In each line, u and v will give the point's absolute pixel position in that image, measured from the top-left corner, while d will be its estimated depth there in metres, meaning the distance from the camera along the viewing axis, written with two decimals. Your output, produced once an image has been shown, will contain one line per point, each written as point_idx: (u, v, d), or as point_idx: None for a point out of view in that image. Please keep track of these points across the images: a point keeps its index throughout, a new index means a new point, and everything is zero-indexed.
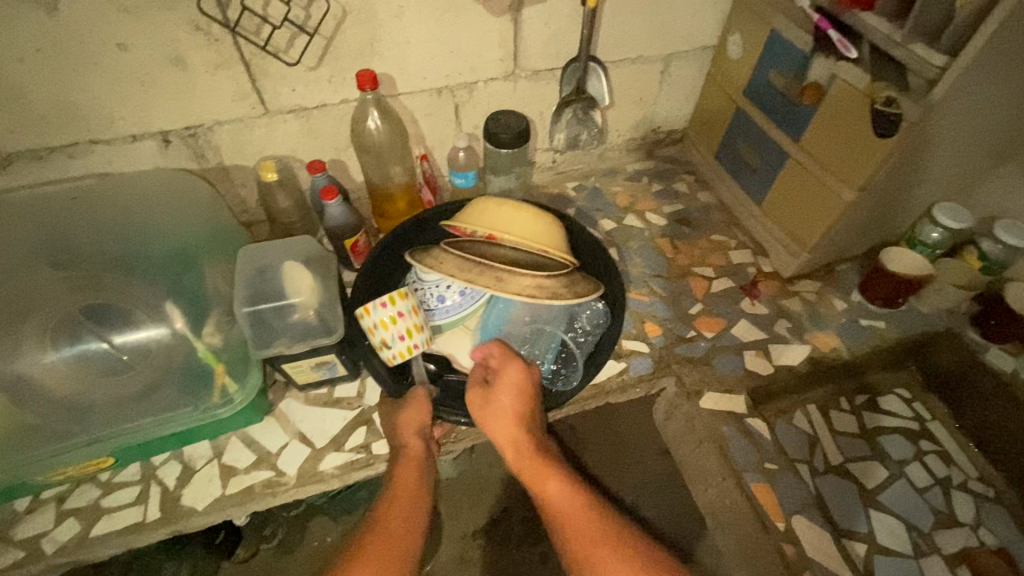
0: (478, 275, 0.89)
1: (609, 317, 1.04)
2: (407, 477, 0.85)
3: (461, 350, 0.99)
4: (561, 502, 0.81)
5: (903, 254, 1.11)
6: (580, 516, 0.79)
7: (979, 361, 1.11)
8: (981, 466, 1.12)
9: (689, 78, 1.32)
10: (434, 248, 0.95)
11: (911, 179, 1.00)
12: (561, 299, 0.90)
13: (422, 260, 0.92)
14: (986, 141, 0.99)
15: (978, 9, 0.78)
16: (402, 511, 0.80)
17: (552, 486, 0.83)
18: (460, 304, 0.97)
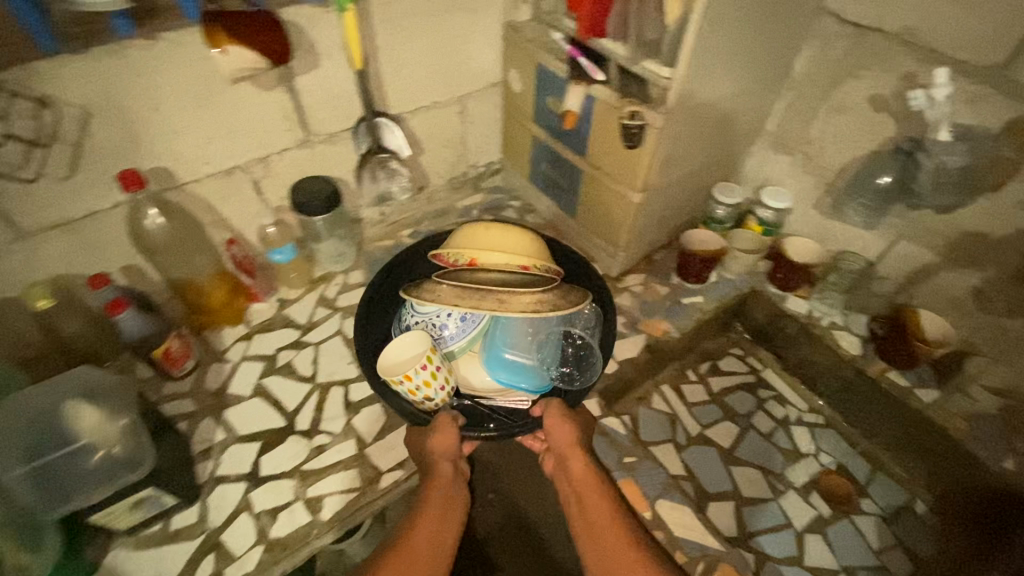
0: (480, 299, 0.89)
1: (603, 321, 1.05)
2: (431, 508, 0.85)
3: (473, 375, 0.98)
4: (599, 523, 0.85)
5: (700, 234, 1.27)
6: (612, 541, 0.82)
7: (785, 311, 1.24)
8: (809, 397, 1.27)
9: (488, 113, 1.39)
10: (426, 282, 0.94)
11: (681, 171, 1.14)
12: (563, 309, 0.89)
13: (419, 293, 0.91)
14: (731, 127, 1.15)
15: (679, 26, 0.90)
16: (427, 535, 0.82)
17: (599, 512, 0.86)
18: (462, 331, 0.97)
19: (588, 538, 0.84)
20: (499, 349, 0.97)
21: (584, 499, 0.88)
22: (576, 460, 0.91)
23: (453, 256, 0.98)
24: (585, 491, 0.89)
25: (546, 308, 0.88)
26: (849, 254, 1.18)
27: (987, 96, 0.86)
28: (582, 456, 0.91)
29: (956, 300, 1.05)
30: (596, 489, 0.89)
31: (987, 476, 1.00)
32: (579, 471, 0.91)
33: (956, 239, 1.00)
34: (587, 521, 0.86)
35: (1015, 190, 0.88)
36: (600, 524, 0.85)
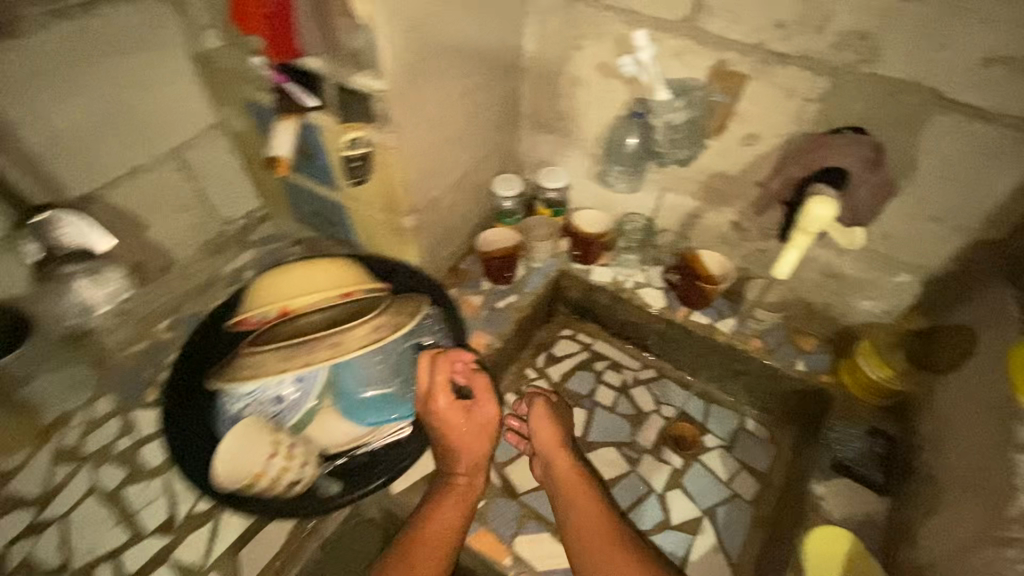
0: (309, 354, 0.82)
1: (445, 316, 1.01)
2: (447, 505, 0.83)
3: (337, 432, 0.89)
4: (586, 516, 0.85)
5: (494, 233, 1.21)
6: (602, 531, 0.82)
7: (594, 284, 1.25)
8: (639, 355, 1.31)
9: (222, 160, 1.16)
10: (242, 359, 0.85)
11: (447, 178, 1.06)
12: (401, 328, 0.86)
13: (238, 375, 0.83)
14: (484, 121, 1.10)
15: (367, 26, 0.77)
16: (447, 527, 0.80)
17: (589, 505, 0.86)
18: (303, 394, 0.87)
19: (580, 525, 0.84)
20: (353, 392, 0.90)
21: (574, 494, 0.88)
22: (563, 455, 0.92)
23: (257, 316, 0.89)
24: (574, 486, 0.89)
25: (380, 337, 0.85)
26: (630, 214, 1.22)
27: (686, 48, 0.89)
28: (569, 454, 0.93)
29: (723, 235, 1.12)
30: (584, 480, 0.90)
31: (793, 382, 1.09)
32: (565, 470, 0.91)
33: (706, 182, 1.05)
34: (579, 510, 0.86)
35: (735, 129, 0.94)
36: (588, 520, 0.84)
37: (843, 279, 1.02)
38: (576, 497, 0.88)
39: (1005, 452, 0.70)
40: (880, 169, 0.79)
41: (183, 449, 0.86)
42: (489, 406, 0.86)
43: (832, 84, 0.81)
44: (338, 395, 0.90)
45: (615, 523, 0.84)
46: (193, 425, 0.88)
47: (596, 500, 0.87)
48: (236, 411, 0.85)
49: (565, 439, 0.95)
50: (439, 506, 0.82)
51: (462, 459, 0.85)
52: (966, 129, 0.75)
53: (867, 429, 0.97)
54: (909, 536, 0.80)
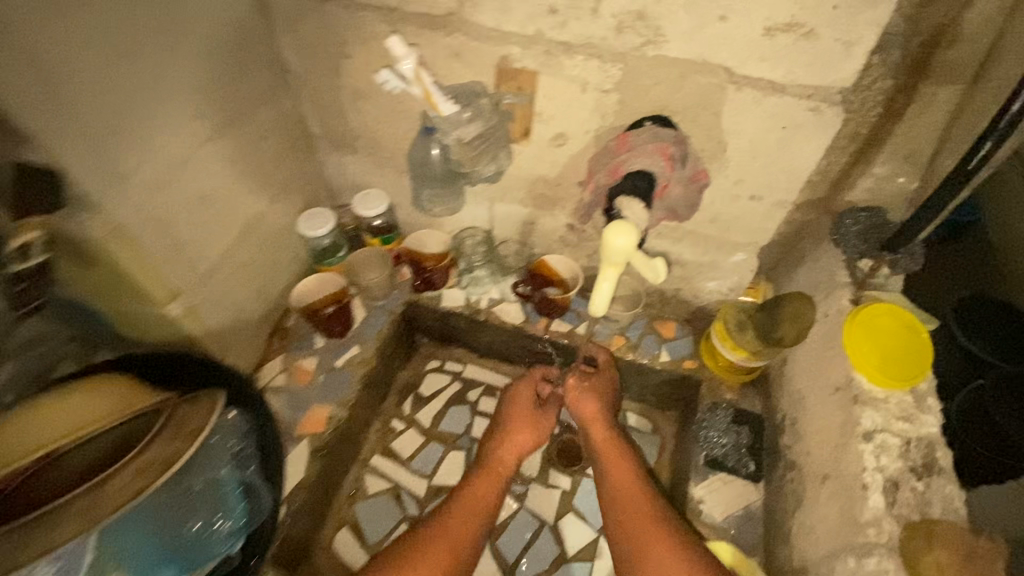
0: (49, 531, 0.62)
1: (248, 412, 0.82)
2: (462, 508, 0.82)
3: None
4: (625, 502, 0.80)
5: (313, 280, 1.03)
6: (641, 507, 0.78)
7: (444, 310, 1.11)
8: (512, 371, 1.19)
9: None
10: None
11: (221, 241, 0.85)
12: (179, 460, 0.69)
13: None
14: (256, 161, 0.90)
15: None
16: (475, 506, 0.83)
17: (634, 497, 0.80)
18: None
19: (621, 515, 0.79)
20: (135, 550, 0.72)
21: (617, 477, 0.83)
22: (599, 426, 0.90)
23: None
24: (618, 474, 0.84)
25: (156, 478, 0.66)
26: (469, 227, 1.09)
27: (463, 45, 0.75)
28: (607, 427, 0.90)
29: (563, 237, 1.03)
30: (619, 453, 0.87)
31: (659, 374, 1.04)
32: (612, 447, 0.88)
33: (530, 187, 0.94)
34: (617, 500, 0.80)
35: (541, 130, 0.83)
36: (627, 497, 0.80)
37: (686, 266, 0.97)
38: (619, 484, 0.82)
39: (851, 444, 0.67)
40: (687, 162, 0.72)
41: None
42: (522, 437, 0.93)
43: (623, 71, 0.71)
44: (121, 561, 0.70)
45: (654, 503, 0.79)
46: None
47: (625, 450, 0.87)
48: None
49: (609, 416, 0.92)
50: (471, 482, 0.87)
51: (497, 453, 0.91)
52: (762, 106, 0.69)
53: (732, 416, 0.93)
54: (782, 532, 0.77)
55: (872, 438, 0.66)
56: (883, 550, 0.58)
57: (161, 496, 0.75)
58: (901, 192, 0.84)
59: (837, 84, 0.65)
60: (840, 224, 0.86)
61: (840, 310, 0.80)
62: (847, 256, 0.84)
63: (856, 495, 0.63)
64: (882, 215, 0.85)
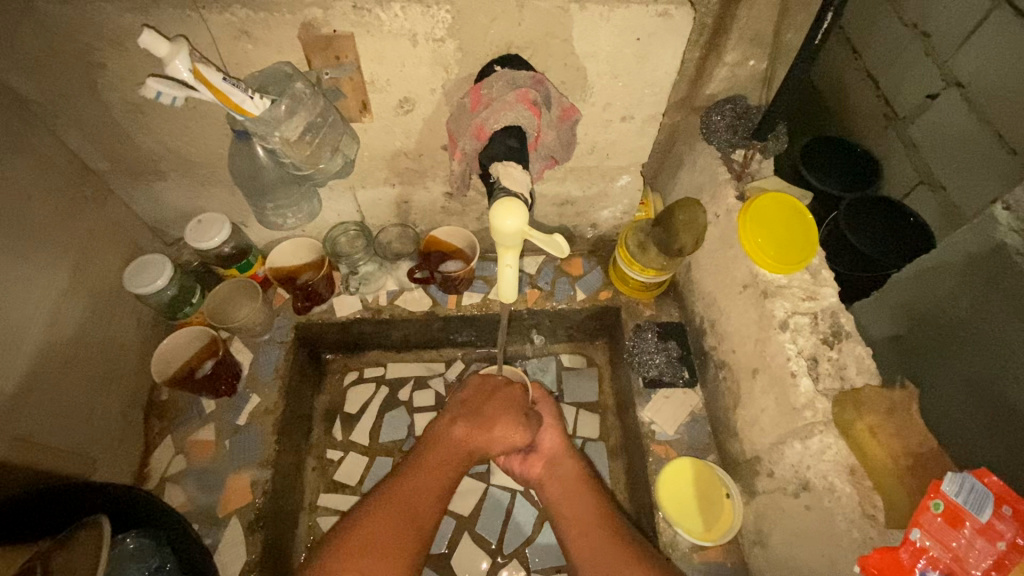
0: None
1: (144, 526, 0.70)
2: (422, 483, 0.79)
3: None
4: (579, 515, 0.80)
5: (167, 347, 0.85)
6: (592, 514, 0.80)
7: (343, 321, 0.99)
8: (438, 355, 1.11)
9: None
10: None
11: (23, 346, 0.67)
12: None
13: None
14: (31, 224, 0.69)
15: None
16: (425, 497, 0.78)
17: (580, 502, 0.82)
18: None
19: (574, 522, 0.80)
20: None
21: (570, 487, 0.84)
22: (550, 433, 0.90)
23: None
24: (575, 489, 0.84)
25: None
26: (338, 224, 0.97)
27: (250, 21, 0.60)
28: (556, 429, 0.91)
29: (444, 206, 0.94)
30: (569, 463, 0.87)
31: (581, 312, 1.03)
32: (568, 466, 0.87)
33: (390, 164, 0.82)
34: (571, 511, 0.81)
35: (381, 100, 0.71)
36: (575, 496, 0.83)
37: (577, 202, 0.93)
38: (572, 501, 0.83)
39: (771, 336, 0.70)
40: (550, 105, 0.65)
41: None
42: (507, 421, 0.85)
43: (453, 13, 0.61)
44: None
45: (609, 518, 0.79)
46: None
47: (578, 479, 0.85)
48: None
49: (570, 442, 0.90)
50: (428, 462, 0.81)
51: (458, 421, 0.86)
52: (611, 21, 0.63)
53: (659, 333, 0.95)
54: (730, 427, 0.81)
55: (788, 325, 0.69)
56: (822, 427, 0.62)
57: None
58: (753, 76, 0.83)
59: None
60: (708, 121, 0.85)
61: (728, 209, 0.81)
62: (721, 151, 0.85)
63: (788, 385, 0.66)
64: (742, 102, 0.85)
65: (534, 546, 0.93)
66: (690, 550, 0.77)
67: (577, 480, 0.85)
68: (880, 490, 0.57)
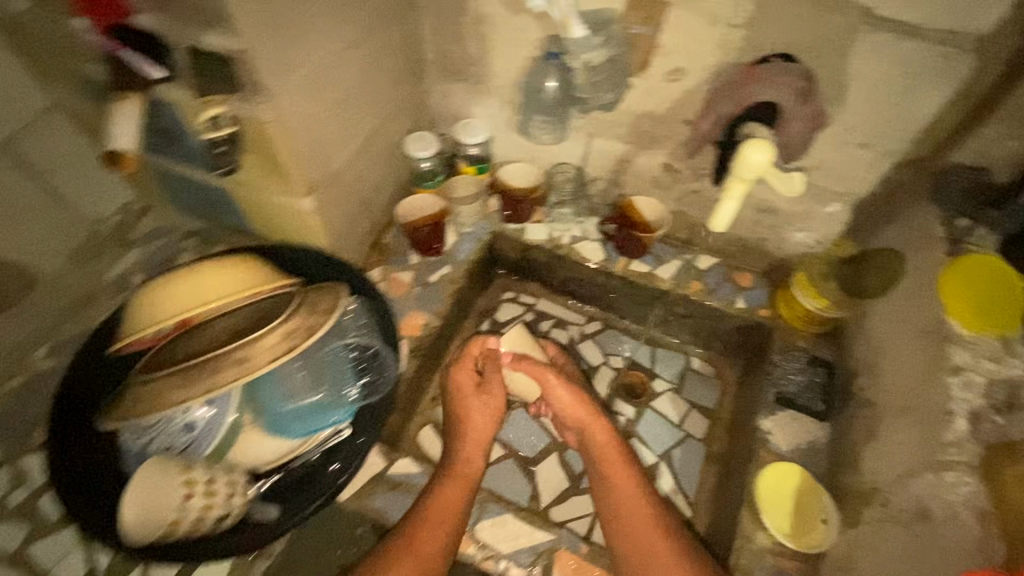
0: (217, 371, 0.72)
1: (373, 302, 0.90)
2: (453, 490, 0.82)
3: (258, 454, 0.79)
4: (618, 489, 0.86)
5: (413, 202, 1.10)
6: (632, 502, 0.84)
7: (528, 243, 1.16)
8: (584, 309, 1.25)
9: (71, 151, 0.97)
10: (131, 390, 0.74)
11: (354, 146, 0.94)
12: (320, 327, 0.77)
13: (120, 414, 0.72)
14: (385, 69, 0.95)
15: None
16: (457, 499, 0.81)
17: (620, 478, 0.87)
18: (214, 415, 0.77)
19: (611, 504, 0.86)
20: (276, 404, 0.80)
21: (607, 459, 0.90)
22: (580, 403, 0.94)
23: (149, 334, 0.76)
24: (610, 460, 0.89)
25: (302, 341, 0.75)
26: (560, 163, 1.12)
27: None
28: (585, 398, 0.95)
29: (655, 178, 1.05)
30: (615, 446, 0.91)
31: (734, 321, 1.09)
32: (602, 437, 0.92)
33: (633, 124, 0.97)
34: (609, 487, 0.87)
35: (659, 64, 0.86)
36: (614, 471, 0.88)
37: (777, 213, 1.01)
38: (611, 474, 0.88)
39: (939, 378, 0.71)
40: (809, 101, 0.75)
41: (75, 503, 0.73)
42: (479, 421, 0.93)
43: (758, 7, 0.74)
44: (263, 412, 0.80)
45: (649, 507, 0.84)
46: (92, 470, 0.76)
47: (619, 456, 0.90)
48: (144, 450, 0.75)
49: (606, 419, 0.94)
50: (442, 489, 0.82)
51: (462, 444, 0.90)
52: (894, 51, 0.72)
53: (810, 360, 0.98)
54: (853, 462, 0.82)
55: (961, 373, 0.70)
56: (964, 467, 0.64)
57: (298, 362, 0.83)
58: None
59: (972, 28, 0.69)
60: (943, 180, 0.82)
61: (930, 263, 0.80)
62: (943, 214, 0.82)
63: (939, 422, 0.68)
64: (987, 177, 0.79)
65: None
66: (766, 547, 0.81)
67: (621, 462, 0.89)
68: (1007, 539, 0.57)
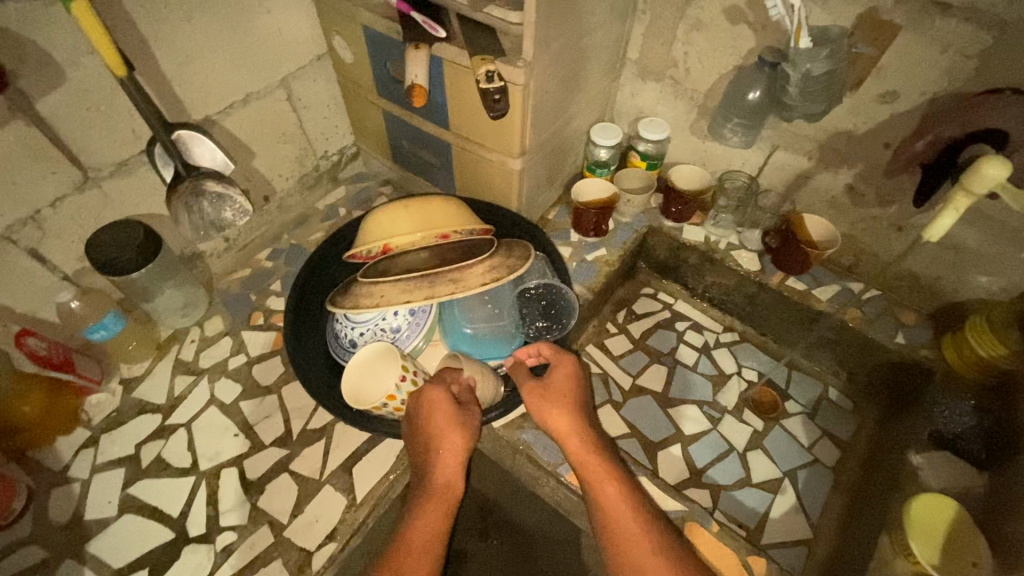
0: (434, 284, 0.84)
1: (551, 262, 1.02)
2: (428, 514, 0.73)
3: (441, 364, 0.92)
4: (609, 498, 0.77)
5: (587, 184, 1.18)
6: (626, 521, 0.74)
7: (684, 242, 1.21)
8: (722, 318, 1.27)
9: (324, 94, 1.17)
10: (357, 286, 0.88)
11: (559, 122, 1.05)
12: (519, 268, 0.87)
13: (347, 302, 0.86)
14: (598, 60, 1.05)
15: None
16: (429, 537, 0.71)
17: (609, 488, 0.78)
18: (417, 324, 0.90)
19: (603, 516, 0.76)
20: (461, 326, 0.93)
21: (592, 469, 0.80)
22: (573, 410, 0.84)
23: (379, 247, 0.90)
24: (595, 469, 0.80)
25: (505, 275, 0.86)
26: (732, 171, 1.17)
27: None
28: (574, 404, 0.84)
29: (832, 199, 1.08)
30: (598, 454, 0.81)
31: (887, 355, 1.08)
32: (578, 439, 0.82)
33: (827, 141, 1.00)
34: (596, 495, 0.77)
35: (873, 85, 0.89)
36: (602, 480, 0.79)
37: (964, 253, 0.99)
38: (596, 480, 0.78)
39: None
40: None
41: (302, 367, 0.90)
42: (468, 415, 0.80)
43: (998, 39, 0.76)
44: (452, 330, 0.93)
45: (645, 528, 0.74)
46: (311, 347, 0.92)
47: (605, 465, 0.80)
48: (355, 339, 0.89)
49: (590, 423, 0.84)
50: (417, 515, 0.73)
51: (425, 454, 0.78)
52: None
53: (976, 406, 0.95)
54: (1011, 510, 0.79)
55: None
56: None
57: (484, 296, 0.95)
58: None
59: None
60: None
61: None
62: None
63: None
64: None
65: (729, 493, 1.04)
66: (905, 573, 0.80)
67: (611, 470, 0.79)
68: None
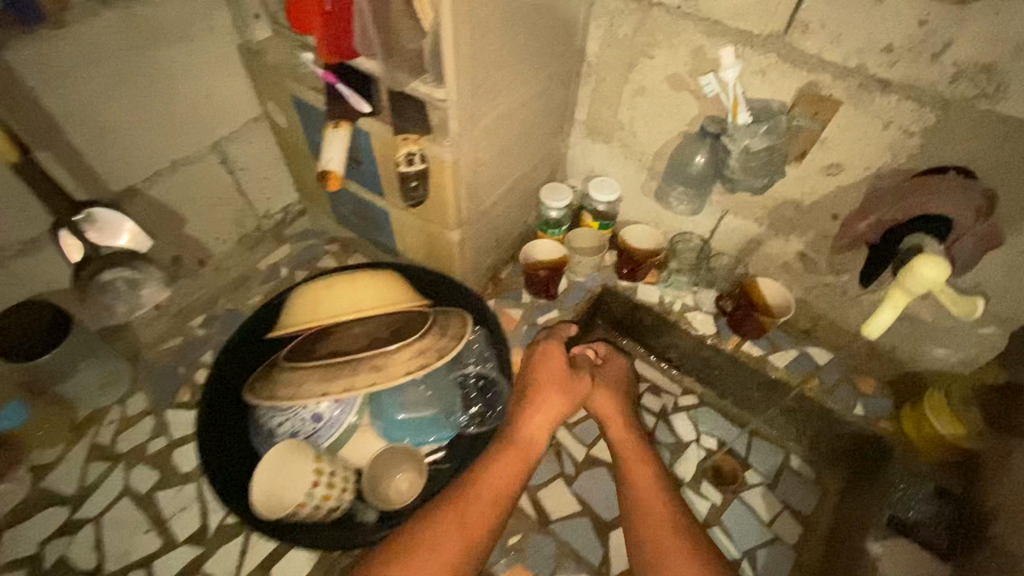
0: (356, 375, 0.80)
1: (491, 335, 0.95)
2: (484, 479, 0.76)
3: (367, 454, 0.86)
4: (638, 485, 0.81)
5: (538, 244, 1.13)
6: (655, 502, 0.78)
7: (638, 303, 1.16)
8: (681, 379, 1.22)
9: (262, 154, 1.13)
10: (280, 374, 0.83)
11: (502, 188, 1.02)
12: (448, 353, 0.82)
13: (266, 394, 0.82)
14: (542, 123, 1.02)
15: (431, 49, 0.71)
16: (476, 515, 0.71)
17: (642, 477, 0.82)
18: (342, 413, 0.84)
19: (632, 499, 0.80)
20: (391, 412, 0.87)
21: (629, 454, 0.85)
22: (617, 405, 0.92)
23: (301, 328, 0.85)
24: (632, 459, 0.85)
25: (431, 363, 0.81)
26: (687, 232, 1.13)
27: (773, 64, 0.81)
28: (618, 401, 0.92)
29: (786, 264, 1.04)
30: (638, 447, 0.86)
31: (852, 426, 1.02)
32: (621, 431, 0.88)
33: (776, 208, 0.97)
34: (629, 479, 0.82)
35: (817, 157, 0.86)
36: (636, 467, 0.84)
37: (919, 324, 0.96)
38: (631, 467, 0.84)
39: None
40: (987, 218, 0.75)
41: (215, 461, 0.82)
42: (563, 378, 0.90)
43: (939, 117, 0.73)
44: (380, 416, 0.87)
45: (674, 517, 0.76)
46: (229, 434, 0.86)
47: (646, 459, 0.84)
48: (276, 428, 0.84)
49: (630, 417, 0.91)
50: (477, 479, 0.76)
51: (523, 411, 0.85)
52: None
53: (934, 494, 0.90)
54: None
55: None
56: None
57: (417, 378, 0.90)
58: None
59: None
60: None
61: None
62: None
63: None
64: None
65: None
66: None
67: (648, 465, 0.84)
68: None
